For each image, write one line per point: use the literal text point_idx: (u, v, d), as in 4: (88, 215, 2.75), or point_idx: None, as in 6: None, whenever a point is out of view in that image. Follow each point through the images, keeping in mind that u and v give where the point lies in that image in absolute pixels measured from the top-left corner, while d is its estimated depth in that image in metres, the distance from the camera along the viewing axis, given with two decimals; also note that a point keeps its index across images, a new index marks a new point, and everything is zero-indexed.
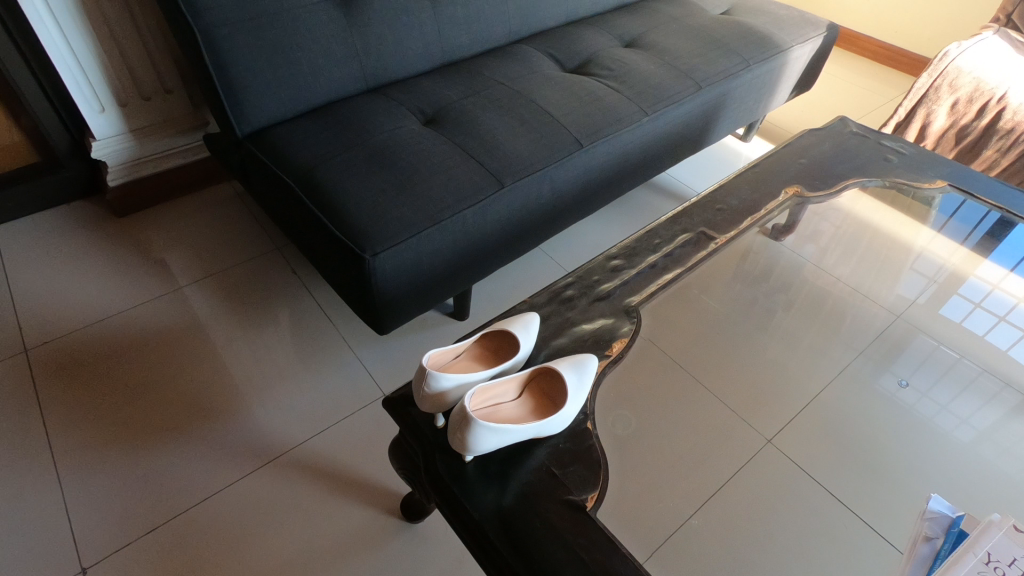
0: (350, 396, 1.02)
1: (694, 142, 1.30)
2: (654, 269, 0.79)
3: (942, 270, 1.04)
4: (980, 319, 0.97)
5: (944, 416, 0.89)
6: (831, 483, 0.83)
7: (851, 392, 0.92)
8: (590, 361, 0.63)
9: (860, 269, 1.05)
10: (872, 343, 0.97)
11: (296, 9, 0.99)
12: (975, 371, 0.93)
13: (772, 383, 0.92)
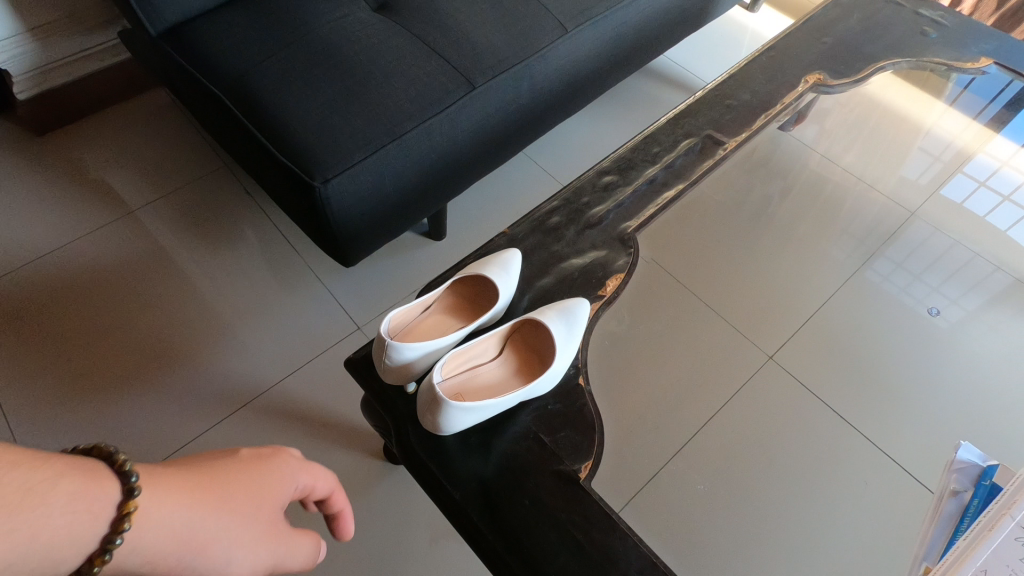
0: (322, 332, 0.94)
1: (696, 17, 1.12)
2: (652, 186, 0.68)
3: (949, 149, 0.90)
4: (984, 200, 0.86)
5: (934, 296, 0.80)
6: (835, 402, 0.73)
7: (846, 291, 0.81)
8: (581, 307, 0.55)
9: (860, 154, 0.91)
10: (861, 228, 0.86)
11: None
12: (969, 256, 0.83)
13: (762, 288, 0.81)
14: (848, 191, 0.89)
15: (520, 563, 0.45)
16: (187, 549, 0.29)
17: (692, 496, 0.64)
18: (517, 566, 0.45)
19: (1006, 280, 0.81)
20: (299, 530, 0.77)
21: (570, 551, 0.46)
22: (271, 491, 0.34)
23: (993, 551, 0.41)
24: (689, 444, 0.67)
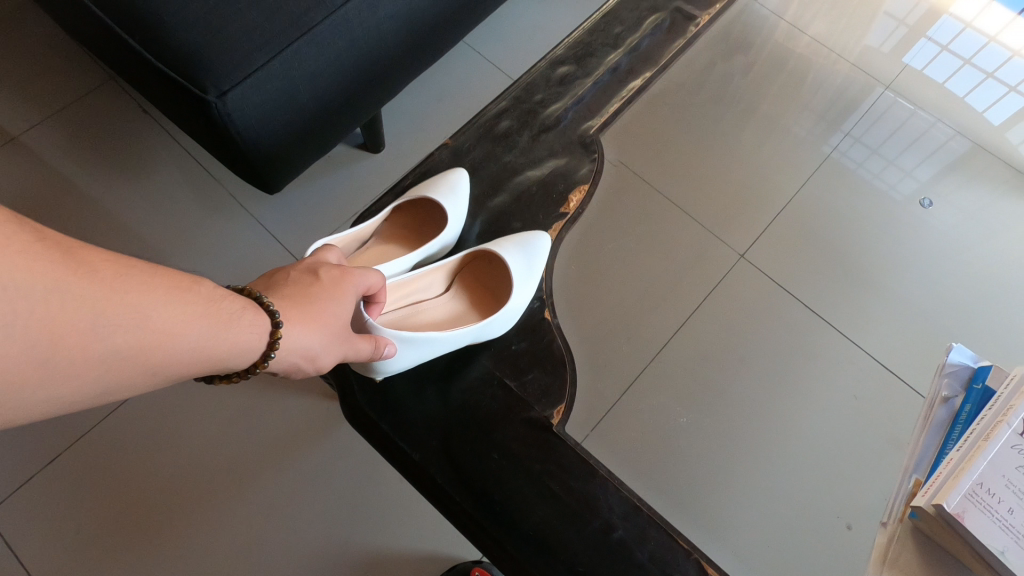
0: (258, 268, 0.85)
1: None
2: (616, 75, 0.58)
3: (915, 10, 0.81)
4: (946, 63, 0.78)
5: (890, 170, 0.73)
6: (808, 295, 0.67)
7: (823, 172, 0.73)
8: (540, 239, 0.50)
9: (830, 15, 0.81)
10: (822, 98, 0.78)
11: None
12: (926, 125, 0.76)
13: (728, 180, 0.72)
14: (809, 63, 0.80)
15: (493, 523, 0.42)
16: (303, 359, 0.37)
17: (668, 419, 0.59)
18: (489, 527, 0.42)
19: (962, 148, 0.75)
20: (260, 482, 0.72)
21: (547, 504, 0.42)
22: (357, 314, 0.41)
23: (990, 462, 0.39)
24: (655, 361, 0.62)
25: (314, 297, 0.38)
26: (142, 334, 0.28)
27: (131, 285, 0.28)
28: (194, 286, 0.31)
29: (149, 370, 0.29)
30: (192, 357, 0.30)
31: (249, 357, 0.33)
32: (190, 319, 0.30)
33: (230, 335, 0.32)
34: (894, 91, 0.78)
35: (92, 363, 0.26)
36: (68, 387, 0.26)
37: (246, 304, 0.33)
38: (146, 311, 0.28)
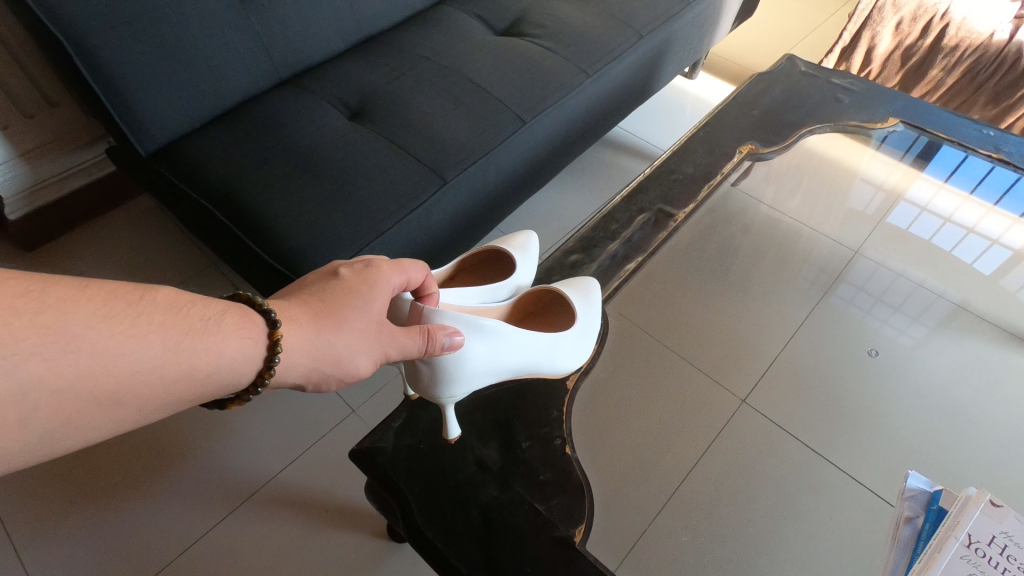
0: (318, 417, 0.98)
1: (640, 94, 1.25)
2: (615, 260, 0.76)
3: (883, 190, 1.03)
4: (927, 224, 0.98)
5: (896, 318, 0.89)
6: (805, 433, 0.77)
7: (814, 318, 0.89)
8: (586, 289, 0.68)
9: (807, 199, 1.03)
10: (821, 262, 0.96)
11: (183, 3, 0.89)
12: (913, 285, 0.92)
13: (723, 337, 0.87)
14: (802, 231, 1.00)
15: None
16: (323, 359, 0.45)
17: (679, 548, 0.66)
18: None
19: (949, 305, 0.90)
20: None
21: None
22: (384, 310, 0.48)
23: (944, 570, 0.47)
24: (672, 496, 0.70)
25: (342, 299, 0.46)
26: (114, 354, 0.33)
27: (80, 308, 0.32)
28: (148, 297, 0.35)
29: (143, 387, 0.34)
30: (172, 365, 0.35)
31: (252, 362, 0.40)
32: (153, 332, 0.34)
33: (209, 341, 0.37)
34: (882, 251, 0.97)
35: (84, 392, 0.32)
36: (82, 415, 0.33)
37: (222, 313, 0.39)
38: (111, 330, 0.33)
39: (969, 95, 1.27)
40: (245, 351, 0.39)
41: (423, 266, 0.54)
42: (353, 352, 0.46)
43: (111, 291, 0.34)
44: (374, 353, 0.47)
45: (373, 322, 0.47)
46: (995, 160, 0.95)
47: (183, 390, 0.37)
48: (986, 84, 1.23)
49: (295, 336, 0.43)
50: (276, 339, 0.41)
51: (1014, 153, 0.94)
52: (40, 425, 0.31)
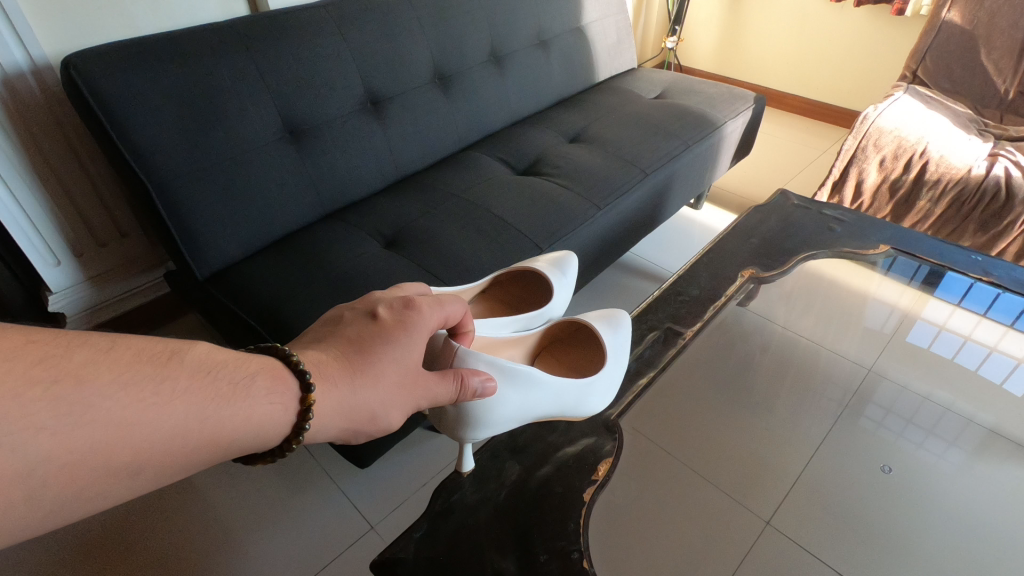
0: (337, 534, 0.99)
1: (649, 224, 1.37)
2: (627, 376, 0.81)
3: (893, 314, 1.09)
4: (948, 343, 1.03)
5: (931, 441, 0.92)
6: (837, 561, 0.75)
7: (832, 437, 0.92)
8: (616, 321, 0.76)
9: (816, 322, 1.11)
10: (840, 387, 1.01)
11: (249, 153, 1.05)
12: (940, 409, 0.96)
13: (742, 451, 0.89)
14: (820, 351, 1.07)
15: None
16: (355, 421, 0.48)
17: None
18: None
19: (981, 430, 0.93)
20: None
21: None
22: (418, 360, 0.51)
23: None
24: None
25: (377, 350, 0.49)
26: (132, 422, 0.34)
27: (100, 377, 0.34)
28: (176, 359, 0.38)
29: (162, 454, 0.36)
30: (196, 431, 0.37)
31: (280, 425, 0.42)
32: (178, 398, 0.36)
33: (235, 406, 0.39)
34: (904, 374, 1.02)
35: (98, 461, 0.33)
36: (95, 485, 0.34)
37: (251, 376, 0.42)
38: (129, 398, 0.34)
39: (959, 224, 1.36)
40: (273, 415, 0.42)
41: (462, 302, 0.56)
42: (385, 408, 0.49)
43: (138, 356, 0.36)
44: (405, 407, 0.51)
45: (406, 375, 0.50)
46: (978, 280, 1.01)
47: (206, 456, 0.38)
48: (974, 212, 1.32)
49: (329, 399, 0.46)
50: (308, 403, 0.43)
51: (1004, 276, 1.00)
52: (53, 497, 0.32)
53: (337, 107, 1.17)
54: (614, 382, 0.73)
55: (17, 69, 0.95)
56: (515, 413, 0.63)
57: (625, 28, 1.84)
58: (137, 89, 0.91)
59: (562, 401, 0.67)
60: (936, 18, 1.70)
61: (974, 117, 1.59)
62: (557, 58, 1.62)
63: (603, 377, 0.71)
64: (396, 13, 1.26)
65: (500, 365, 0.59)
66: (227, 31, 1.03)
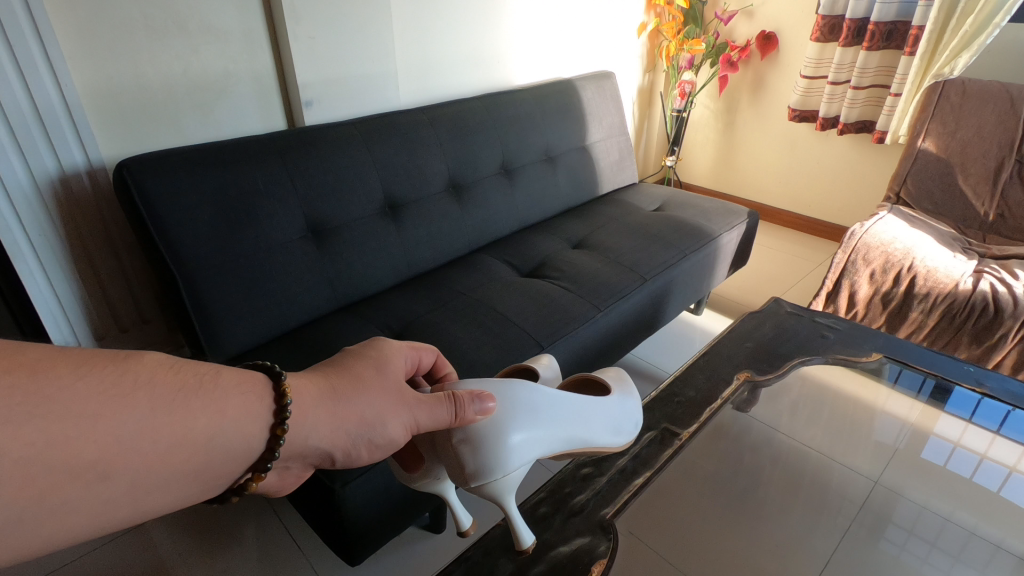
0: None
1: (649, 326, 1.41)
2: (624, 473, 0.81)
3: (903, 431, 1.09)
4: (964, 462, 1.03)
5: (958, 567, 0.89)
6: None
7: (843, 551, 0.93)
8: (628, 383, 0.80)
9: (828, 438, 1.12)
10: (863, 512, 0.99)
11: (273, 249, 1.13)
12: (965, 533, 0.94)
13: (750, 563, 0.90)
14: (833, 466, 1.08)
15: None
16: (350, 422, 0.48)
17: None
18: None
19: (1012, 558, 0.90)
20: None
21: None
22: (398, 371, 0.52)
23: None
24: None
25: (353, 362, 0.51)
26: (95, 419, 0.33)
27: (58, 367, 0.32)
28: (132, 357, 0.36)
29: (131, 458, 0.34)
30: (166, 420, 0.36)
31: (257, 419, 0.42)
32: (139, 389, 0.35)
33: (208, 398, 0.38)
34: (922, 493, 1.02)
35: (56, 458, 0.31)
36: (54, 492, 0.32)
37: (216, 371, 0.41)
38: (90, 391, 0.33)
39: (952, 336, 1.39)
40: (249, 406, 0.41)
41: (434, 348, 0.60)
42: (375, 409, 0.49)
43: (95, 352, 0.34)
44: (398, 410, 0.50)
45: (391, 382, 0.51)
46: (982, 394, 1.02)
47: (176, 462, 0.37)
48: (965, 325, 1.35)
49: (308, 395, 0.46)
50: (284, 391, 0.43)
51: (996, 387, 1.02)
52: (7, 503, 0.30)
53: (358, 210, 1.27)
54: (614, 407, 0.74)
55: (74, 168, 1.06)
56: (529, 441, 0.62)
57: (626, 148, 2.00)
58: (178, 190, 1.00)
59: (566, 427, 0.67)
60: (912, 147, 1.85)
61: (958, 236, 1.67)
62: (562, 173, 1.76)
63: (602, 402, 0.72)
64: (418, 132, 1.40)
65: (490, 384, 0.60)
66: (266, 142, 1.15)
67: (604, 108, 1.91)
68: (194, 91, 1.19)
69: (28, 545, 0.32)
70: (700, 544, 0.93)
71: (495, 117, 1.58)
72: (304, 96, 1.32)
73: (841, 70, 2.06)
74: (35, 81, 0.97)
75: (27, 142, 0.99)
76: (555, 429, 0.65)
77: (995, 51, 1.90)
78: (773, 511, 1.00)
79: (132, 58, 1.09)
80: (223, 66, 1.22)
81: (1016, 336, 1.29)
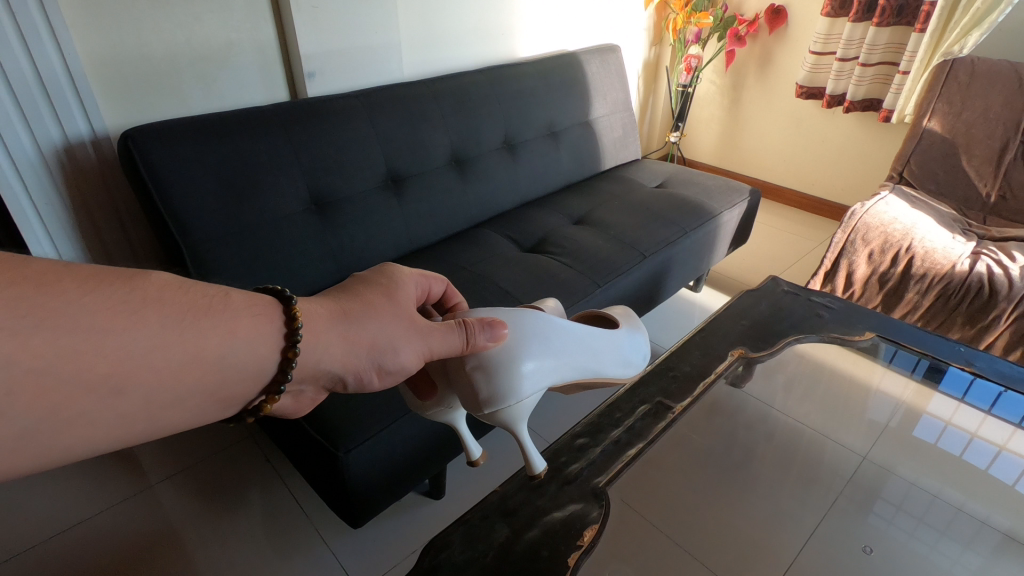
0: None
1: (647, 302, 1.43)
2: (618, 444, 0.84)
3: (896, 410, 1.12)
4: (954, 439, 1.05)
5: (946, 543, 0.93)
6: None
7: (826, 523, 0.97)
8: (635, 316, 0.86)
9: (821, 416, 1.15)
10: (851, 486, 1.03)
11: (275, 220, 1.14)
12: (952, 510, 0.97)
13: (739, 533, 0.95)
14: (825, 442, 1.11)
15: None
16: (363, 347, 0.50)
17: None
18: None
19: (995, 534, 0.94)
20: None
21: None
22: (407, 298, 0.54)
23: None
24: None
25: (361, 292, 0.52)
26: (105, 336, 0.34)
27: (63, 283, 0.34)
28: (138, 276, 0.37)
29: (145, 374, 0.36)
30: (177, 335, 0.37)
31: (269, 339, 0.44)
32: (146, 306, 0.36)
33: (217, 317, 0.40)
34: (914, 470, 1.05)
35: (66, 380, 0.33)
36: (68, 404, 0.34)
37: (226, 291, 0.42)
38: (98, 305, 0.34)
39: (947, 317, 1.41)
40: (259, 327, 0.43)
41: (443, 279, 0.62)
42: (387, 337, 0.51)
43: (104, 272, 0.36)
44: (409, 339, 0.52)
45: (401, 310, 0.52)
46: (974, 374, 1.02)
47: (187, 381, 0.39)
48: (960, 305, 1.37)
49: (320, 322, 0.48)
50: (294, 314, 0.45)
51: (985, 366, 1.03)
52: (24, 411, 0.32)
53: (361, 184, 1.28)
54: (625, 342, 0.79)
55: (78, 137, 1.07)
56: (544, 362, 0.66)
57: (630, 124, 1.99)
58: (185, 164, 1.02)
59: (580, 357, 0.72)
60: (917, 127, 1.84)
61: (958, 218, 1.67)
62: (565, 148, 1.75)
63: (609, 335, 0.77)
64: (422, 106, 1.39)
65: (499, 313, 0.64)
66: (268, 113, 1.15)
67: (608, 83, 1.90)
68: (197, 61, 1.19)
69: (43, 454, 0.35)
70: (689, 516, 0.96)
71: (498, 92, 1.57)
72: (307, 67, 1.31)
73: (850, 46, 2.03)
74: (38, 49, 0.97)
75: (31, 110, 0.99)
76: (566, 358, 0.69)
77: (1006, 28, 1.87)
78: (762, 487, 1.03)
79: (134, 26, 1.08)
80: (226, 36, 1.21)
81: (1009, 316, 1.31)
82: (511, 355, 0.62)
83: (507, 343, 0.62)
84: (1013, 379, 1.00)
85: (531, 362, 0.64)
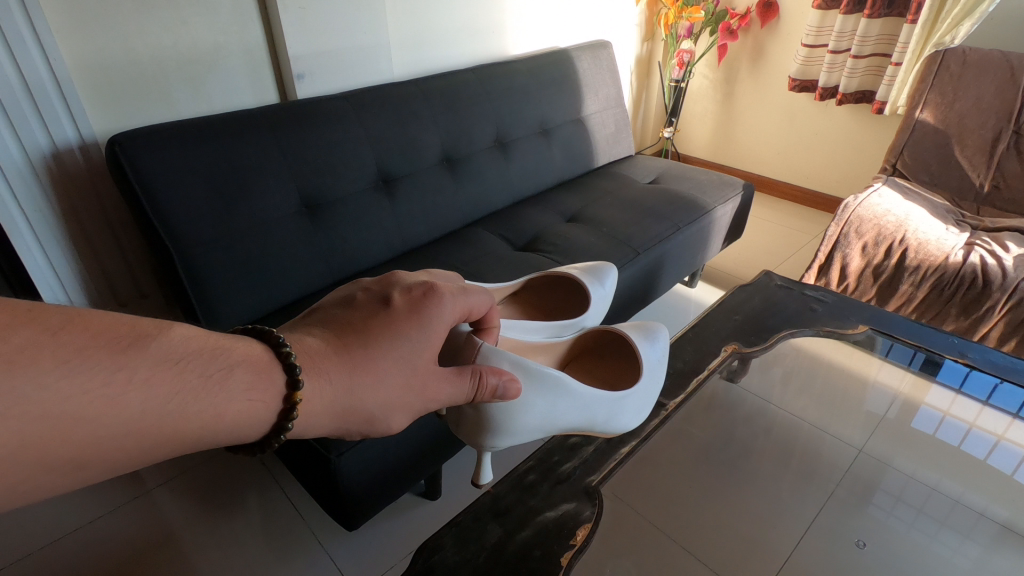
0: None
1: (641, 299, 1.42)
2: (611, 443, 0.83)
3: (894, 402, 1.11)
4: (952, 430, 1.06)
5: (945, 535, 0.94)
6: None
7: (823, 516, 0.97)
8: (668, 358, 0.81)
9: (817, 409, 1.15)
10: (848, 480, 1.03)
11: (267, 225, 1.14)
12: (949, 503, 0.97)
13: (738, 527, 0.95)
14: (823, 437, 1.11)
15: None
16: (349, 420, 0.49)
17: None
18: None
19: (993, 525, 0.94)
20: None
21: None
22: (428, 355, 0.52)
23: None
24: None
25: (385, 344, 0.50)
26: (74, 412, 0.33)
27: (42, 360, 0.32)
28: (137, 345, 0.36)
29: (111, 451, 0.35)
30: (155, 421, 0.36)
31: (258, 422, 0.42)
32: (130, 390, 0.35)
33: (208, 403, 0.38)
34: (911, 461, 1.05)
35: (29, 455, 0.32)
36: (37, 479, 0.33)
37: (231, 367, 0.41)
38: (75, 388, 0.33)
39: (942, 309, 1.40)
40: (252, 410, 0.42)
41: (488, 295, 0.59)
42: (384, 411, 0.51)
43: (99, 342, 0.34)
44: (407, 411, 0.52)
45: (412, 377, 0.51)
46: (967, 365, 1.01)
47: (153, 457, 0.37)
48: (954, 297, 1.37)
49: (321, 396, 0.47)
50: (294, 401, 0.44)
51: (979, 358, 1.01)
52: None
53: (353, 184, 1.28)
54: (642, 395, 0.76)
55: (67, 144, 1.06)
56: (538, 420, 0.66)
57: (622, 120, 1.99)
58: (171, 166, 1.01)
59: (587, 411, 0.71)
60: (909, 118, 1.84)
61: (952, 209, 1.68)
62: (557, 145, 1.75)
63: (631, 393, 0.74)
64: (410, 105, 1.39)
65: (526, 366, 0.62)
66: (257, 115, 1.15)
67: (600, 79, 1.89)
68: (186, 64, 1.18)
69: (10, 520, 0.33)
70: (686, 509, 0.96)
71: (489, 89, 1.56)
72: (295, 68, 1.31)
73: (842, 39, 2.03)
74: (24, 56, 0.97)
75: (19, 119, 0.99)
76: (572, 410, 0.69)
77: (999, 18, 1.86)
78: (758, 481, 1.03)
79: (120, 30, 1.07)
80: (213, 38, 1.20)
81: (1003, 308, 1.31)
82: (511, 409, 0.63)
83: (519, 398, 0.62)
84: (1007, 369, 0.99)
85: (533, 414, 0.65)
